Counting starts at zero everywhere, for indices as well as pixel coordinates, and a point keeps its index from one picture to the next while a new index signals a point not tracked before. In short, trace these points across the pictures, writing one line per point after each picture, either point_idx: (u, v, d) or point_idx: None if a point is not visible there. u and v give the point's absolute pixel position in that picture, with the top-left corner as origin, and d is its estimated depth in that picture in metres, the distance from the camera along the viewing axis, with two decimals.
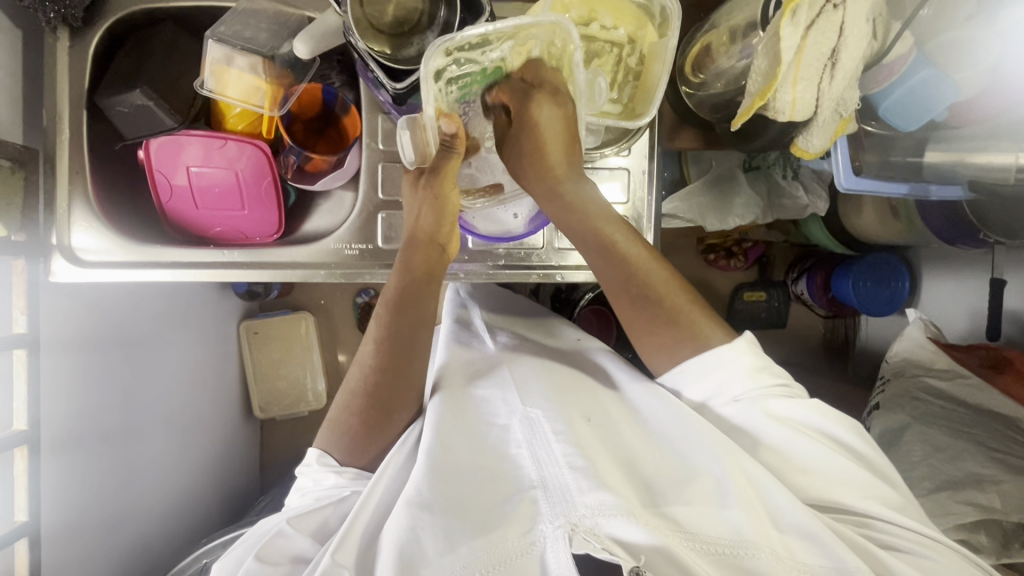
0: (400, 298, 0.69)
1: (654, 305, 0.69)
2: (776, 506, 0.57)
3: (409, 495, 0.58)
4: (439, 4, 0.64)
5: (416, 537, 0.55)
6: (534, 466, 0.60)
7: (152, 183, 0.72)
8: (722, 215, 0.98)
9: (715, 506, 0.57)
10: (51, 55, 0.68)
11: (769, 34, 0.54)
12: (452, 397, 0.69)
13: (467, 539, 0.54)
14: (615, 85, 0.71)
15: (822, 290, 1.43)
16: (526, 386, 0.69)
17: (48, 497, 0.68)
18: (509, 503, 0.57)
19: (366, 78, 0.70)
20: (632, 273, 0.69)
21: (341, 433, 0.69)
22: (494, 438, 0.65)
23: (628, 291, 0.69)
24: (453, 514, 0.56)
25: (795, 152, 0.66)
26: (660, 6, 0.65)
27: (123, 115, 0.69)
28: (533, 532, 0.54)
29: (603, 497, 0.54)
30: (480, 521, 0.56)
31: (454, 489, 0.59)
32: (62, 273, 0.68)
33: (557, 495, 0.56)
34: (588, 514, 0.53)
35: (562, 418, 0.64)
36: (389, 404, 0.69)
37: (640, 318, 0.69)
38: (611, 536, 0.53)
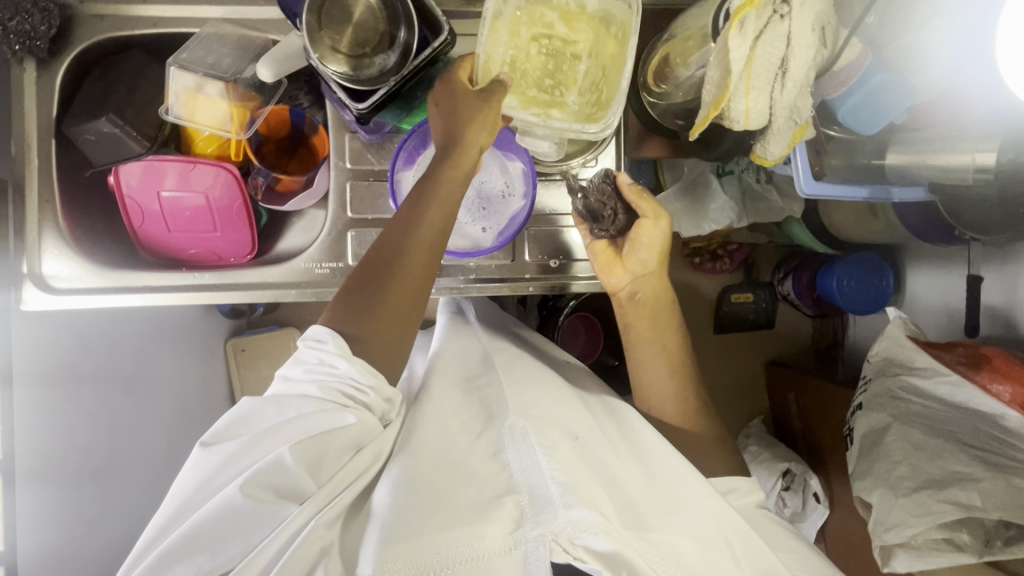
0: (431, 177, 0.63)
1: (676, 384, 0.77)
2: (742, 543, 0.61)
3: (394, 474, 0.58)
4: (399, 25, 0.65)
5: (401, 515, 0.54)
6: (521, 469, 0.60)
7: (123, 209, 0.73)
8: (696, 221, 1.00)
9: (690, 533, 0.61)
10: (18, 85, 0.68)
11: (721, 45, 0.55)
12: (440, 395, 0.70)
13: (451, 526, 0.54)
14: (579, 93, 0.68)
15: (809, 290, 1.46)
16: (518, 391, 0.70)
17: (26, 526, 0.68)
18: (495, 500, 0.57)
19: (333, 99, 0.71)
20: (668, 351, 0.77)
21: (341, 305, 0.62)
22: (486, 434, 0.64)
23: (657, 367, 0.77)
24: (437, 503, 0.56)
25: (754, 160, 0.65)
26: (618, 16, 0.66)
27: (91, 143, 0.69)
28: (516, 533, 0.55)
29: (586, 514, 0.55)
30: (466, 511, 0.55)
31: (443, 478, 0.58)
32: (33, 301, 0.68)
33: (542, 502, 0.57)
34: (570, 527, 0.55)
35: (550, 429, 0.64)
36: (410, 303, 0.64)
37: (664, 396, 0.78)
38: (586, 547, 0.55)
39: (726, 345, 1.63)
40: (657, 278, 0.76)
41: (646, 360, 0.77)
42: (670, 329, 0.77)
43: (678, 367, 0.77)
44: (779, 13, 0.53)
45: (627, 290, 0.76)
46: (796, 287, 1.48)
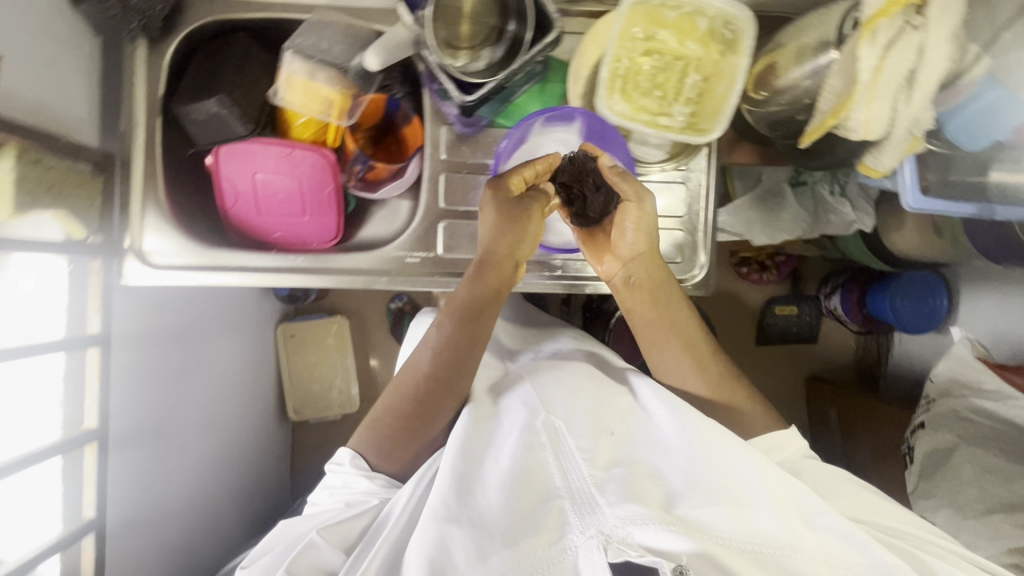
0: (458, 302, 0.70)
1: (695, 363, 0.72)
2: (806, 505, 0.57)
3: (434, 508, 0.55)
4: (509, 20, 0.66)
5: (445, 547, 0.53)
6: (559, 475, 0.58)
7: (218, 189, 0.75)
8: (773, 231, 1.00)
9: (747, 504, 0.55)
10: (131, 62, 0.70)
11: (845, 55, 0.56)
12: (479, 405, 0.68)
13: (497, 550, 0.52)
14: (681, 101, 0.72)
15: (857, 308, 1.44)
16: (548, 397, 0.67)
17: (112, 493, 0.70)
18: (535, 512, 0.55)
19: (432, 91, 0.72)
20: (673, 325, 0.73)
21: (376, 431, 0.69)
22: (519, 438, 0.61)
23: (669, 341, 0.73)
24: (481, 526, 0.54)
25: (861, 171, 0.65)
26: (730, 28, 0.67)
27: (198, 122, 0.71)
28: (564, 540, 0.53)
29: (634, 508, 0.52)
30: (512, 530, 0.53)
31: (480, 501, 0.56)
32: (132, 275, 0.70)
33: (584, 504, 0.54)
34: (619, 524, 0.52)
35: (587, 431, 0.61)
36: (435, 405, 0.68)
37: (686, 378, 0.73)
38: (644, 544, 0.51)
39: (765, 356, 1.62)
40: (649, 258, 0.72)
41: (654, 340, 0.73)
42: (671, 299, 0.73)
43: (691, 342, 0.73)
44: (912, 24, 0.53)
45: (620, 274, 0.73)
46: (845, 304, 1.46)
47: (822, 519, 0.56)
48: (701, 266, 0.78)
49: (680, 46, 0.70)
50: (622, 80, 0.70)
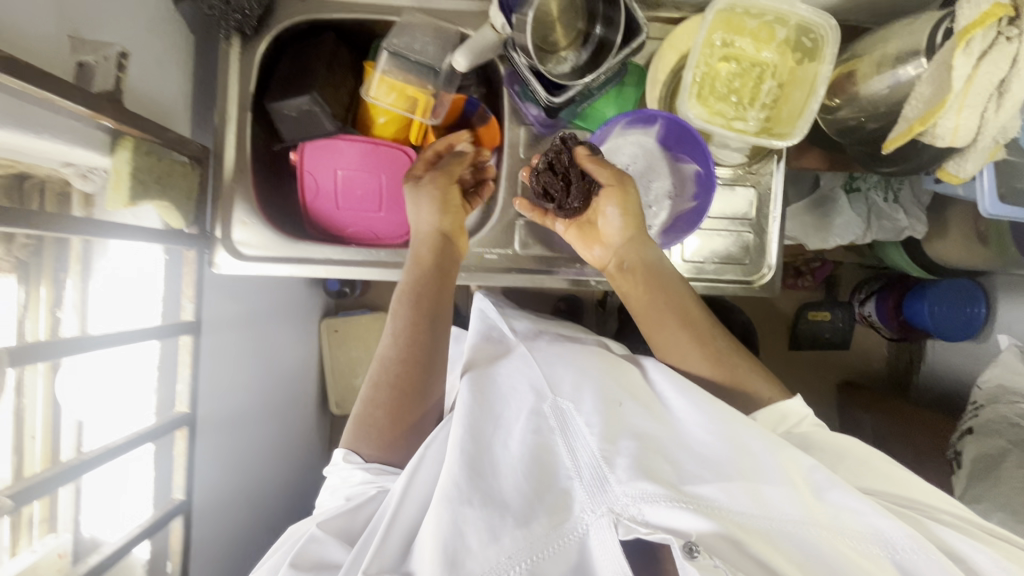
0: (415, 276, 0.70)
1: (698, 338, 0.68)
2: (814, 479, 0.53)
3: (447, 489, 0.52)
4: (597, 23, 0.67)
5: (459, 530, 0.49)
6: (567, 454, 0.54)
7: (301, 184, 0.77)
8: (820, 236, 1.01)
9: (758, 478, 0.51)
10: (224, 59, 0.72)
11: (936, 64, 0.57)
12: (481, 375, 0.65)
13: (509, 531, 0.49)
14: (756, 107, 0.72)
15: (894, 314, 1.43)
16: (554, 375, 0.63)
17: (196, 476, 0.72)
18: (542, 491, 0.52)
19: (514, 92, 0.74)
20: (673, 308, 0.69)
21: (370, 428, 0.65)
22: (525, 418, 0.58)
23: (666, 324, 0.68)
24: (492, 503, 0.51)
25: (940, 178, 0.66)
26: (812, 36, 0.69)
27: (288, 119, 0.73)
28: (574, 519, 0.50)
29: (645, 486, 0.49)
30: (525, 508, 0.50)
31: (490, 480, 0.53)
32: (224, 265, 0.72)
33: (593, 482, 0.51)
34: (630, 502, 0.49)
35: (593, 410, 0.57)
36: (412, 386, 0.66)
37: (686, 349, 0.68)
38: (654, 522, 0.48)
39: (797, 362, 1.63)
40: (640, 241, 0.69)
41: (654, 324, 0.69)
42: (666, 277, 0.70)
43: (691, 320, 0.68)
44: (1005, 36, 0.54)
45: (613, 261, 0.71)
46: (881, 310, 1.46)
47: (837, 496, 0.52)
48: (770, 264, 0.80)
49: (759, 53, 0.71)
50: (700, 84, 0.71)
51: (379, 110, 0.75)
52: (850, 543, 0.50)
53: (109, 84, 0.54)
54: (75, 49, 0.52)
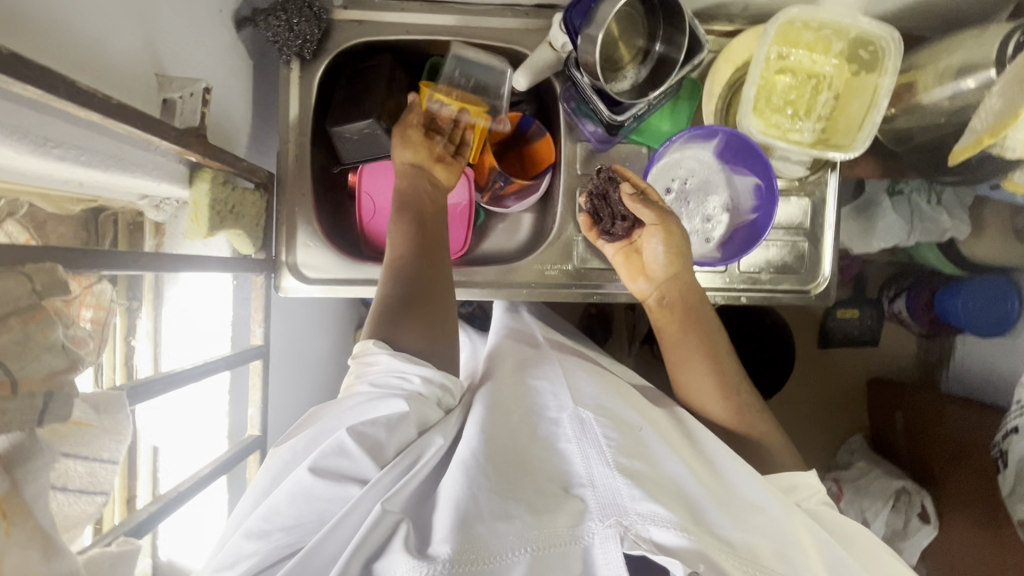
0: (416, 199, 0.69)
1: (720, 381, 0.65)
2: (828, 553, 0.49)
3: (462, 458, 0.49)
4: (656, 40, 0.68)
5: (472, 500, 0.46)
6: (582, 461, 0.51)
7: (358, 205, 0.78)
8: (866, 240, 1.02)
9: (768, 532, 0.49)
10: (285, 84, 0.72)
11: (1008, 77, 0.58)
12: (502, 384, 0.63)
13: (519, 514, 0.45)
14: (812, 118, 0.73)
15: (925, 309, 1.43)
16: (579, 391, 0.60)
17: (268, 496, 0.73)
18: (553, 496, 0.48)
19: (569, 108, 0.74)
20: (705, 339, 0.67)
21: (385, 318, 0.59)
22: (542, 431, 0.56)
23: (699, 360, 0.66)
24: (504, 487, 0.47)
25: (1006, 186, 0.67)
26: (872, 48, 0.68)
27: (350, 141, 0.73)
28: (581, 526, 0.46)
29: (656, 508, 0.45)
30: (535, 499, 0.47)
31: (508, 473, 0.49)
32: (290, 288, 0.72)
33: (608, 495, 0.47)
34: (639, 521, 0.45)
35: (618, 425, 0.54)
36: (433, 300, 0.62)
37: (709, 397, 0.65)
38: (656, 547, 0.45)
39: (827, 360, 1.63)
40: (686, 281, 0.69)
41: (677, 357, 0.67)
42: (704, 319, 0.68)
43: (721, 361, 0.66)
44: None
45: (655, 295, 0.71)
46: (911, 306, 1.45)
47: (844, 571, 0.49)
48: (824, 276, 0.81)
49: (815, 63, 0.71)
50: (759, 97, 0.72)
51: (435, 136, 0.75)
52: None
53: (195, 119, 0.55)
54: (161, 88, 0.54)
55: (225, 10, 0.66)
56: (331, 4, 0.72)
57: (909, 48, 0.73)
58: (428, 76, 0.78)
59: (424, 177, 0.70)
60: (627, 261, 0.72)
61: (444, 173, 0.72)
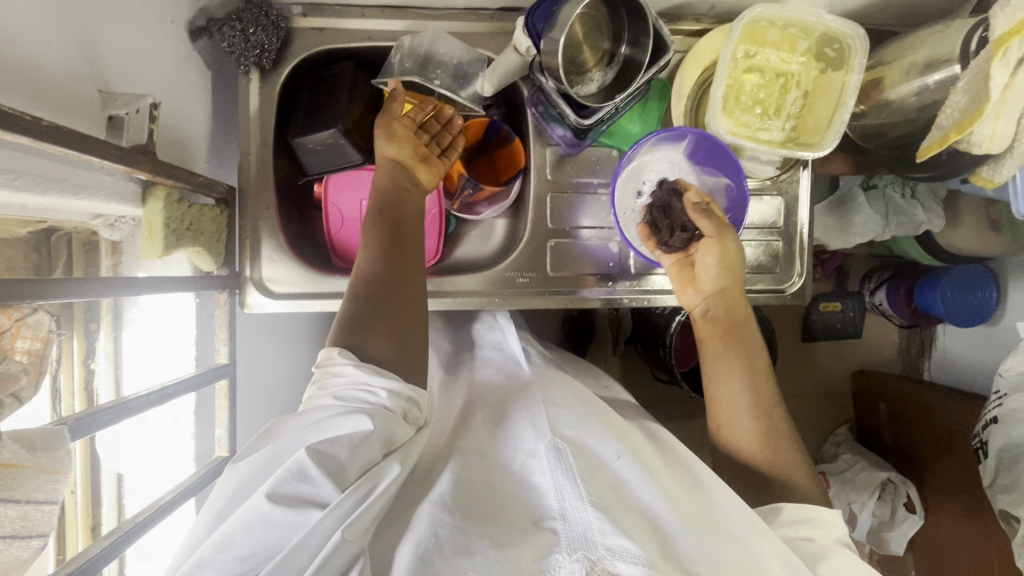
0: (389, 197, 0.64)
1: (757, 410, 0.63)
2: None
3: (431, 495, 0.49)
4: (621, 42, 0.66)
5: (434, 536, 0.45)
6: (554, 492, 0.50)
7: (325, 216, 0.76)
8: (842, 236, 1.02)
9: (744, 564, 0.48)
10: (244, 94, 0.70)
11: (972, 72, 0.57)
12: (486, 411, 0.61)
13: (483, 549, 0.44)
14: (781, 117, 0.72)
15: (906, 302, 1.44)
16: (557, 415, 0.59)
17: None
18: (521, 530, 0.47)
19: (537, 112, 0.73)
20: (751, 361, 0.64)
21: (351, 313, 0.57)
22: (517, 460, 0.54)
23: (741, 384, 0.63)
24: (472, 523, 0.47)
25: (972, 181, 0.66)
26: (837, 45, 0.67)
27: (313, 152, 0.71)
28: (548, 560, 0.44)
29: (626, 543, 0.45)
30: (501, 535, 0.46)
31: (475, 509, 0.48)
32: (256, 304, 0.70)
33: (577, 529, 0.46)
34: (608, 556, 0.44)
35: (590, 455, 0.54)
36: (402, 298, 0.59)
37: (736, 418, 0.63)
38: None
39: (811, 354, 1.63)
40: (735, 297, 0.67)
41: (723, 378, 0.64)
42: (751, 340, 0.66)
43: (761, 388, 0.64)
44: None
45: (700, 308, 0.69)
46: (892, 299, 1.47)
47: None
48: (799, 273, 0.80)
49: (781, 61, 0.70)
50: (727, 96, 0.71)
51: None
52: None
53: (141, 135, 0.53)
54: (105, 105, 0.52)
55: (178, 20, 0.64)
56: (290, 12, 0.70)
57: (876, 44, 0.73)
58: None
59: (403, 173, 0.66)
60: (676, 270, 0.70)
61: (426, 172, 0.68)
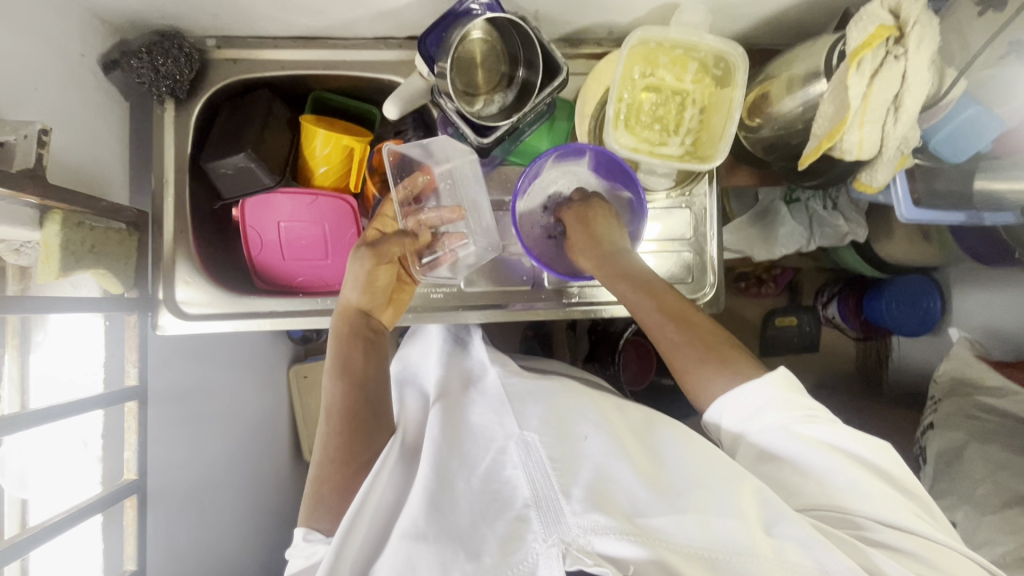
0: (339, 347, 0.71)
1: (703, 350, 0.66)
2: (769, 512, 0.53)
3: (404, 526, 0.52)
4: (518, 66, 0.70)
5: (411, 566, 0.48)
6: (527, 483, 0.54)
7: (244, 238, 0.77)
8: (768, 246, 1.04)
9: (712, 511, 0.52)
10: (160, 123, 0.73)
11: (835, 83, 0.60)
12: (448, 420, 0.64)
13: (460, 564, 0.47)
14: (680, 132, 0.75)
15: (855, 314, 1.38)
16: (523, 408, 0.63)
17: (150, 545, 0.70)
18: (499, 522, 0.51)
19: (447, 134, 0.77)
20: (671, 314, 0.68)
21: (319, 503, 0.62)
22: (488, 464, 0.57)
23: (675, 340, 0.68)
24: (447, 540, 0.50)
25: (858, 188, 0.70)
26: (722, 62, 0.71)
27: (226, 176, 0.74)
28: (524, 550, 0.48)
29: (597, 517, 0.49)
30: (477, 544, 0.49)
31: (454, 516, 0.52)
32: (169, 326, 0.73)
33: (549, 513, 0.51)
34: (580, 532, 0.49)
35: (558, 437, 0.58)
36: (362, 440, 0.67)
37: (677, 350, 0.68)
38: (600, 553, 0.48)
39: None
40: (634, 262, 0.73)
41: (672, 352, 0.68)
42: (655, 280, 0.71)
43: (689, 326, 0.68)
44: (894, 54, 0.57)
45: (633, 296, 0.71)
46: (842, 311, 1.40)
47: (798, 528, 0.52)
48: (710, 285, 0.82)
49: (675, 79, 0.74)
50: (624, 113, 0.74)
51: (318, 161, 0.76)
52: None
53: (29, 162, 0.53)
54: None
55: (88, 53, 0.66)
56: (205, 44, 0.73)
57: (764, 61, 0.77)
58: (310, 107, 0.78)
59: (360, 316, 0.73)
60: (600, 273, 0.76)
61: (388, 315, 0.76)
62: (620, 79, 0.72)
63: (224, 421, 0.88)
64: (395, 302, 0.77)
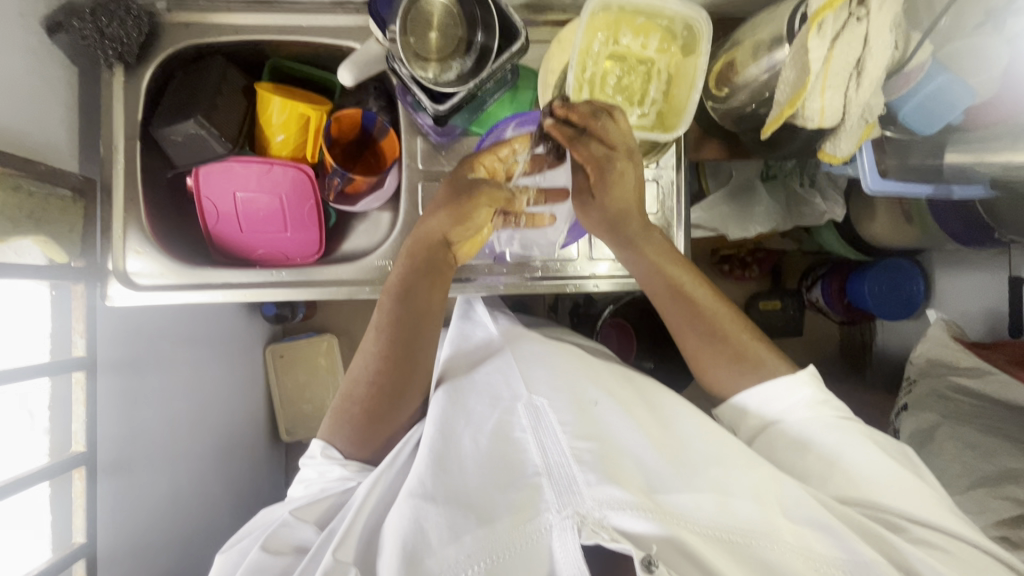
0: (409, 280, 0.70)
1: (730, 357, 0.72)
2: (787, 497, 0.56)
3: (413, 486, 0.56)
4: (478, 30, 0.67)
5: (419, 528, 0.53)
6: (538, 452, 0.57)
7: (200, 209, 0.75)
8: (743, 224, 1.01)
9: (728, 490, 0.55)
10: (108, 88, 0.72)
11: (797, 47, 0.58)
12: (456, 389, 0.69)
13: (471, 529, 0.52)
14: (643, 103, 0.73)
15: (839, 297, 1.29)
16: (531, 370, 0.68)
17: (102, 519, 0.70)
18: (514, 491, 0.54)
19: (406, 102, 0.75)
20: (698, 307, 0.73)
21: (341, 421, 0.69)
22: (496, 424, 0.62)
23: (693, 324, 0.73)
24: (456, 505, 0.54)
25: (822, 158, 0.68)
26: (685, 28, 0.69)
27: (177, 144, 0.72)
28: (538, 520, 0.51)
29: (611, 491, 0.51)
30: (487, 510, 0.53)
31: (458, 477, 0.57)
32: (118, 297, 0.73)
33: (563, 484, 0.53)
34: (597, 506, 0.51)
35: (573, 407, 0.61)
36: (403, 382, 0.70)
37: (687, 329, 0.73)
38: (618, 527, 0.51)
39: None
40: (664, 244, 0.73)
41: (675, 323, 0.74)
42: (649, 241, 0.73)
43: (711, 320, 0.72)
44: (856, 16, 0.55)
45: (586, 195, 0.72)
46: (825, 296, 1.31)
47: (800, 509, 0.55)
48: None
49: (641, 44, 0.70)
50: (587, 80, 0.70)
51: (274, 128, 0.75)
52: (810, 563, 0.53)
53: None
54: None
55: (27, 14, 0.63)
56: (155, 7, 0.71)
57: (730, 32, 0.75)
58: (268, 75, 0.77)
59: (445, 249, 0.71)
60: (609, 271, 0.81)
61: (466, 249, 0.74)
62: (582, 43, 0.69)
63: (189, 397, 0.88)
64: (476, 237, 0.73)
